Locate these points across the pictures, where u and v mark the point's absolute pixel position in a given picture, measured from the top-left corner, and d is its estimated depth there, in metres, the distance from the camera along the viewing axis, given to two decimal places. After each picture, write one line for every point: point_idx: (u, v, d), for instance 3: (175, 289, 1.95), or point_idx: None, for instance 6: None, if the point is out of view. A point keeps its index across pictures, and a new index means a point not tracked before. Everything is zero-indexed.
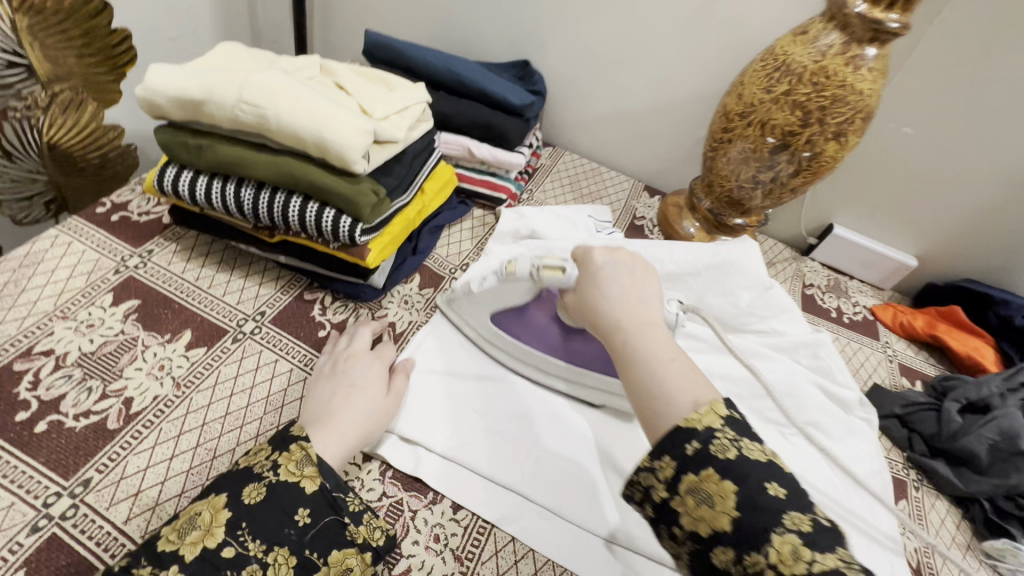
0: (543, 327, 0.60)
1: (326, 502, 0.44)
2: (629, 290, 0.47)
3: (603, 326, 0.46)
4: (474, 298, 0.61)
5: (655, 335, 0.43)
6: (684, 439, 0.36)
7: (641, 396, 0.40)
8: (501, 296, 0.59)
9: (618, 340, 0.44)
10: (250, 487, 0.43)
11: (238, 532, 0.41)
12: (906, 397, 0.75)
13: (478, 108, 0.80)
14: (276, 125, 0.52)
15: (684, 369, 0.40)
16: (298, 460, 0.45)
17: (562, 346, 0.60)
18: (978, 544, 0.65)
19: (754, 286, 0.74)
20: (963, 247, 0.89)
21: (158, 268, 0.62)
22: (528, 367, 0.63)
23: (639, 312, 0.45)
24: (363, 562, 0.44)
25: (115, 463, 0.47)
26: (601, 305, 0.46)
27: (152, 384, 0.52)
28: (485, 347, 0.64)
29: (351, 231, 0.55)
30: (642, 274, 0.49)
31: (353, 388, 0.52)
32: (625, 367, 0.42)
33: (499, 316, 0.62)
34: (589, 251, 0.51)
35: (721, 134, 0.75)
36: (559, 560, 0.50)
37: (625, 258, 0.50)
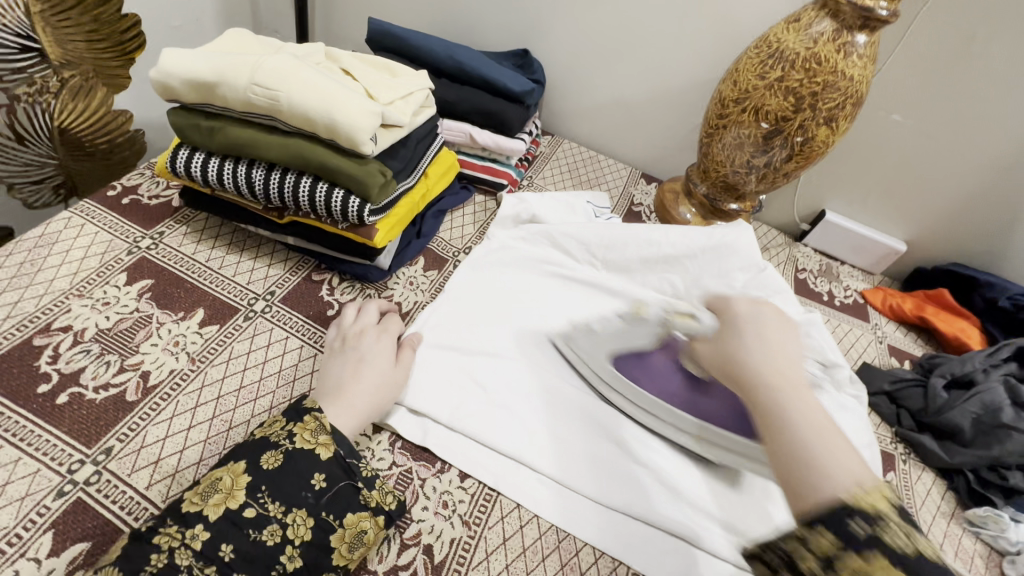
0: (665, 373, 0.60)
1: (340, 467, 0.46)
2: (775, 345, 0.45)
3: (743, 378, 0.43)
4: (597, 338, 0.65)
5: (807, 400, 0.40)
6: (846, 517, 0.32)
7: (789, 461, 0.37)
8: (626, 339, 0.64)
9: (762, 396, 0.41)
10: (268, 454, 0.45)
11: (259, 494, 0.42)
12: (895, 375, 0.77)
13: (479, 95, 0.82)
14: (287, 107, 0.54)
15: (844, 445, 0.37)
16: (312, 429, 0.47)
17: (688, 396, 0.59)
18: (962, 513, 0.67)
19: (748, 268, 0.75)
20: (950, 232, 0.92)
21: (169, 249, 0.64)
22: (648, 417, 0.60)
23: (787, 371, 0.42)
24: (376, 525, 0.46)
25: (135, 433, 0.49)
26: (744, 355, 0.44)
27: (168, 358, 0.54)
28: (601, 392, 0.62)
29: (360, 210, 0.57)
30: (788, 333, 0.47)
31: (363, 362, 0.54)
32: (768, 425, 0.39)
33: (619, 358, 0.63)
34: (731, 301, 0.49)
35: (716, 120, 0.77)
36: (563, 526, 0.53)
37: (773, 314, 0.48)
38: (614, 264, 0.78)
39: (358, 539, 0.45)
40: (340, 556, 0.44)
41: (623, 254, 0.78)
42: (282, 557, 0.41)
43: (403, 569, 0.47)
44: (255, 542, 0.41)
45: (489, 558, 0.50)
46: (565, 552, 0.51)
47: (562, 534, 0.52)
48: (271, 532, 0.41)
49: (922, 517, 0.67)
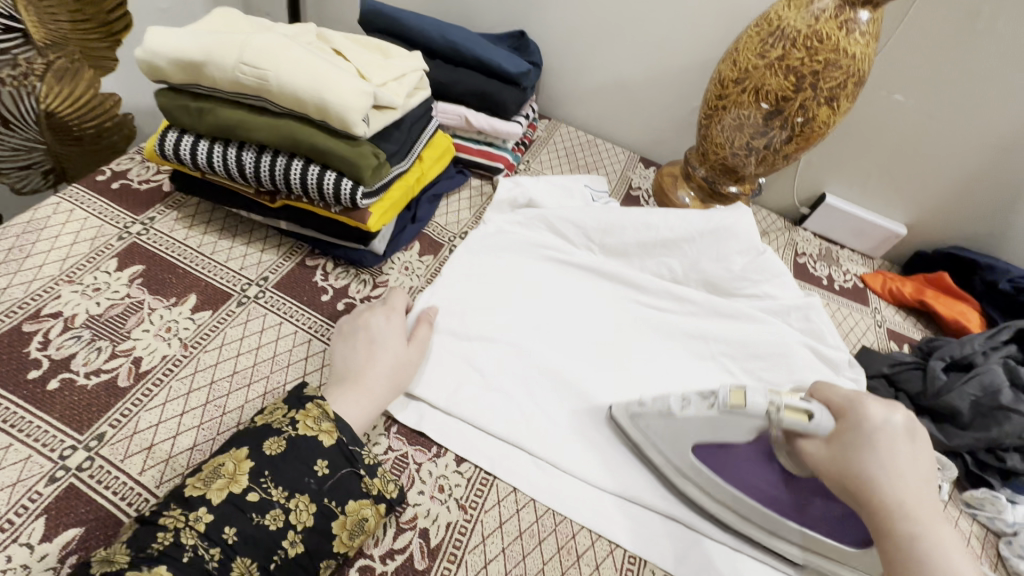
0: (762, 473, 0.50)
1: (343, 454, 0.46)
2: (911, 464, 0.44)
3: (878, 500, 0.43)
4: (675, 424, 0.52)
5: (946, 537, 0.41)
6: None
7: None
8: (717, 428, 0.50)
9: (903, 528, 0.41)
10: (270, 440, 0.44)
11: (262, 479, 0.42)
12: (894, 358, 0.77)
13: (474, 76, 0.80)
14: (277, 87, 0.52)
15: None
16: (315, 415, 0.46)
17: (795, 502, 0.49)
18: (959, 494, 0.68)
19: (748, 251, 0.76)
20: (950, 215, 0.91)
21: (160, 234, 0.63)
22: (732, 514, 0.52)
23: (923, 502, 0.42)
24: (377, 513, 0.45)
25: (127, 419, 0.48)
26: (881, 477, 0.43)
27: (160, 344, 0.54)
28: (674, 480, 0.53)
29: (353, 194, 0.56)
30: (917, 444, 0.46)
31: (376, 346, 0.54)
32: (908, 562, 0.40)
33: (701, 448, 0.51)
34: (861, 404, 0.47)
35: (715, 102, 0.76)
36: (560, 509, 0.53)
37: (904, 421, 0.46)
38: (612, 248, 0.77)
39: (359, 526, 0.44)
40: (340, 544, 0.43)
41: (621, 238, 0.77)
42: (283, 542, 0.41)
43: (400, 553, 0.47)
44: (259, 525, 0.40)
45: (486, 542, 0.49)
46: (562, 536, 0.51)
47: (559, 518, 0.52)
48: (273, 517, 0.41)
49: None
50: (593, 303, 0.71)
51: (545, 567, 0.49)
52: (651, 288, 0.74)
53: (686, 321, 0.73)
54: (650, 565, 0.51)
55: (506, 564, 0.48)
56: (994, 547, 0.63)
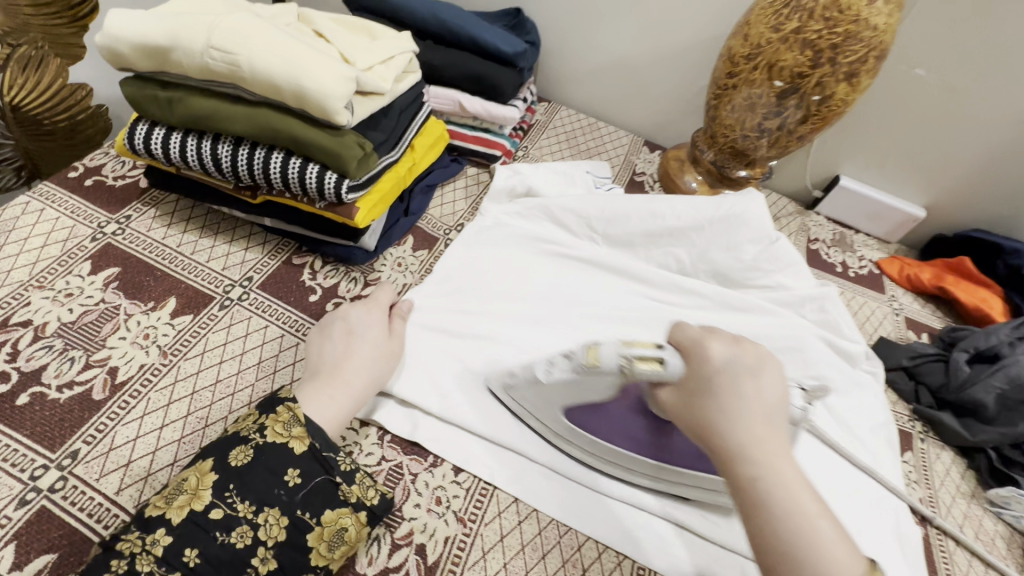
0: (626, 422, 0.50)
1: (316, 461, 0.42)
2: (754, 402, 0.40)
3: (718, 445, 0.39)
4: (542, 389, 0.50)
5: (791, 473, 0.37)
6: None
7: (773, 553, 0.35)
8: (576, 388, 0.48)
9: (743, 472, 0.38)
10: (236, 450, 0.41)
11: (226, 493, 0.39)
12: (914, 349, 0.73)
13: (468, 58, 0.75)
14: (250, 74, 0.48)
15: (835, 527, 0.35)
16: (285, 421, 0.43)
17: (657, 445, 0.49)
18: (982, 492, 0.65)
19: (760, 239, 0.71)
20: (971, 196, 0.87)
21: (137, 234, 0.59)
22: (608, 463, 0.52)
23: (768, 441, 0.38)
24: (357, 522, 0.42)
25: (103, 435, 0.45)
26: (719, 418, 0.39)
27: (138, 353, 0.50)
28: (555, 441, 0.54)
29: (337, 187, 0.52)
30: (765, 379, 0.42)
31: (357, 337, 0.51)
32: (750, 507, 0.37)
33: (574, 409, 0.51)
34: (705, 345, 0.43)
35: (725, 80, 0.71)
36: (563, 520, 0.50)
37: (749, 357, 0.42)
38: (616, 238, 0.74)
39: (338, 537, 0.41)
40: (318, 556, 0.40)
41: (626, 227, 0.73)
42: (252, 561, 0.38)
43: (395, 571, 0.45)
44: (223, 544, 0.38)
45: (486, 557, 0.47)
46: (566, 548, 0.48)
47: (563, 529, 0.50)
48: (240, 534, 0.38)
49: (941, 498, 0.64)
50: (595, 296, 0.68)
51: None
52: (656, 279, 0.71)
53: (694, 315, 0.69)
54: None
55: None
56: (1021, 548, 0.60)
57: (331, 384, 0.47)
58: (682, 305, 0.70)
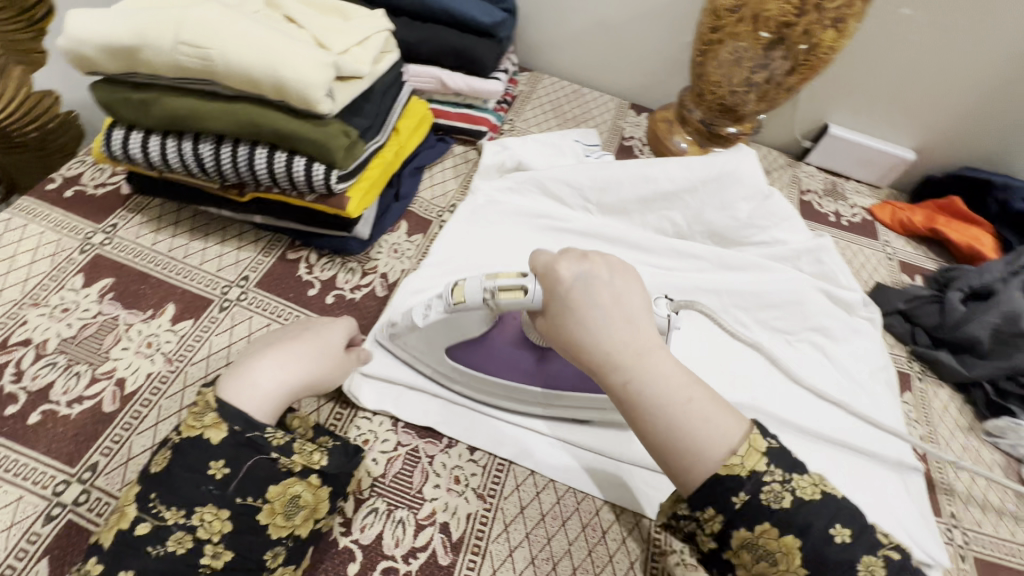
0: (511, 356, 0.52)
1: (240, 445, 0.39)
2: (612, 310, 0.41)
3: (590, 361, 0.41)
4: (421, 332, 0.51)
5: (658, 367, 0.39)
6: (730, 493, 0.37)
7: (659, 444, 0.39)
8: (452, 327, 0.50)
9: (615, 379, 0.40)
10: (157, 454, 0.40)
11: (150, 505, 0.37)
12: (908, 292, 0.74)
13: (445, 32, 0.73)
14: (224, 68, 0.46)
15: (707, 401, 0.39)
16: (198, 411, 0.41)
17: (541, 374, 0.52)
18: (979, 424, 0.67)
19: (754, 196, 0.71)
20: (959, 135, 0.87)
21: (126, 242, 0.58)
22: (501, 398, 0.54)
23: (633, 341, 0.40)
24: (311, 487, 0.41)
25: (119, 446, 0.45)
26: (585, 336, 0.41)
27: (143, 362, 0.50)
28: (446, 383, 0.55)
29: (326, 177, 0.51)
30: (620, 283, 0.42)
31: (309, 335, 0.48)
32: (630, 411, 0.40)
33: (455, 350, 0.52)
34: (552, 265, 0.43)
35: (710, 35, 0.70)
36: (578, 488, 0.52)
37: (597, 267, 0.42)
38: (610, 206, 0.73)
39: (293, 504, 0.40)
40: (277, 529, 0.39)
41: (619, 194, 0.73)
42: (201, 560, 0.36)
43: (422, 551, 0.46)
44: (158, 558, 0.36)
45: (509, 529, 0.48)
46: (584, 513, 0.50)
47: (580, 496, 0.51)
48: (177, 541, 0.36)
49: (941, 434, 0.66)
50: None
51: (571, 547, 0.48)
52: (653, 245, 0.71)
53: (693, 277, 0.70)
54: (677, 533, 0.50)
55: (531, 549, 0.47)
56: (1017, 474, 0.63)
57: (254, 366, 0.44)
58: (681, 270, 0.71)
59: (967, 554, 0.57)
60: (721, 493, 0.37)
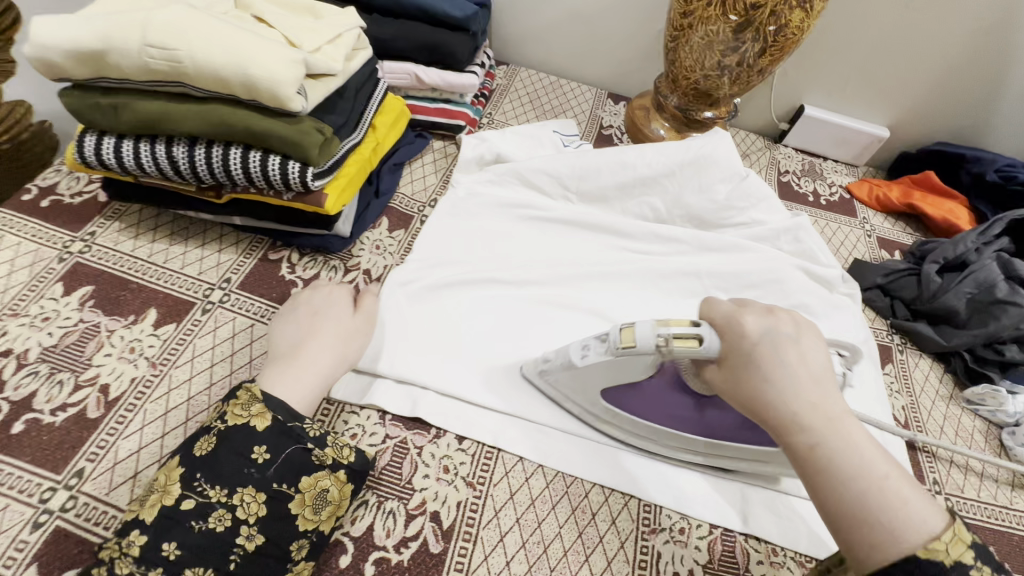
0: (671, 405, 0.50)
1: (283, 434, 0.42)
2: (804, 370, 0.40)
3: (772, 418, 0.39)
4: (577, 372, 0.50)
5: (851, 435, 0.37)
6: (927, 575, 0.32)
7: (843, 514, 0.35)
8: (614, 371, 0.48)
9: (801, 441, 0.38)
10: (201, 439, 0.41)
11: (196, 484, 0.39)
12: (887, 266, 0.76)
13: (417, 27, 0.73)
14: (193, 68, 0.46)
15: (907, 484, 0.35)
16: (243, 402, 0.43)
17: (703, 425, 0.50)
18: (960, 393, 0.68)
19: (730, 177, 0.72)
20: (930, 110, 0.89)
21: (106, 249, 0.58)
22: (657, 445, 0.53)
23: (822, 403, 0.38)
24: (337, 482, 0.43)
25: (106, 450, 0.45)
26: (770, 391, 0.39)
27: (127, 367, 0.50)
28: (597, 423, 0.54)
29: (302, 175, 0.51)
30: (809, 346, 0.41)
31: (320, 316, 0.52)
32: (815, 477, 0.37)
33: (610, 391, 0.51)
34: (737, 318, 0.43)
35: (681, 21, 0.71)
36: (568, 471, 0.52)
37: (782, 325, 0.42)
38: (590, 194, 0.74)
39: (321, 499, 0.42)
40: (304, 521, 0.41)
41: (598, 182, 0.73)
42: (238, 538, 0.39)
43: (413, 540, 0.46)
44: (202, 532, 0.38)
45: (499, 515, 0.49)
46: (574, 496, 0.51)
47: (569, 480, 0.52)
48: (218, 518, 0.38)
49: (922, 404, 0.67)
50: (573, 255, 0.69)
51: (561, 530, 0.49)
52: (633, 230, 0.72)
53: (674, 260, 0.70)
54: (665, 511, 0.51)
55: (522, 533, 0.48)
56: (996, 438, 0.65)
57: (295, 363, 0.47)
58: (662, 253, 0.71)
59: None
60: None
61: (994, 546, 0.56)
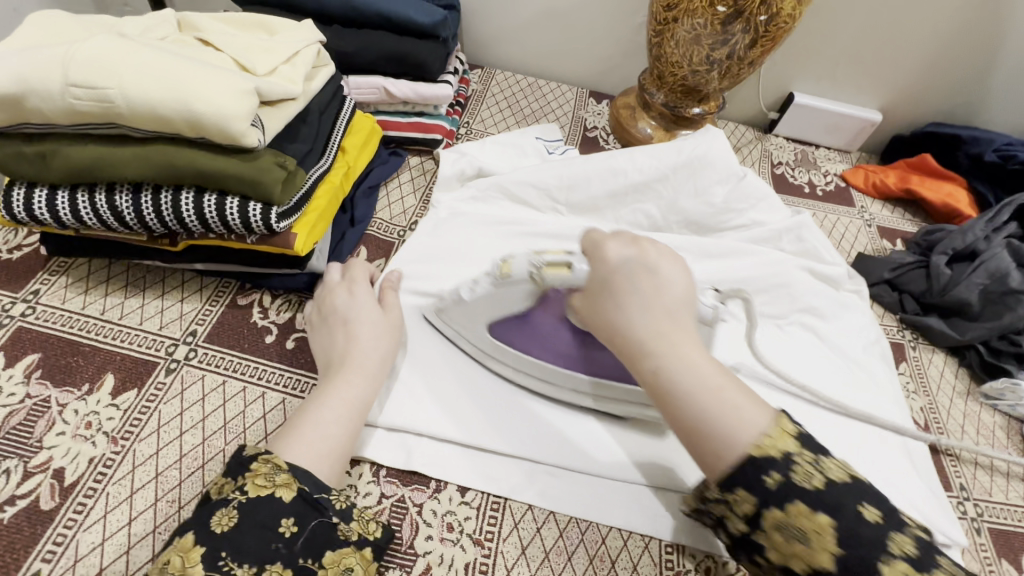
0: (553, 335, 0.51)
1: (308, 505, 0.39)
2: (654, 298, 0.40)
3: (624, 346, 0.40)
4: (466, 308, 0.51)
5: (690, 354, 0.38)
6: (761, 471, 0.34)
7: (687, 429, 0.37)
8: (496, 303, 0.50)
9: (646, 367, 0.39)
10: (218, 514, 0.37)
11: (221, 562, 0.34)
12: (894, 261, 0.72)
13: (383, 37, 0.68)
14: (127, 107, 0.41)
15: (741, 393, 0.37)
16: (266, 472, 0.39)
17: (583, 358, 0.51)
18: (977, 387, 0.66)
19: (727, 178, 0.68)
20: (923, 90, 0.86)
21: (52, 310, 0.52)
22: (541, 381, 0.54)
23: (667, 327, 0.39)
24: (363, 560, 0.39)
25: (64, 548, 0.40)
26: (622, 319, 0.40)
27: (83, 446, 0.45)
28: (485, 359, 0.56)
29: (265, 217, 0.46)
30: (666, 274, 0.42)
31: (351, 321, 0.50)
32: (662, 398, 0.38)
33: (497, 325, 0.52)
34: (602, 245, 0.43)
35: (665, 14, 0.66)
36: (581, 517, 0.48)
37: (644, 252, 0.42)
38: (580, 206, 0.69)
39: None
40: None
41: (588, 192, 0.69)
42: None
43: None
44: None
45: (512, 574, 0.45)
46: (590, 544, 0.47)
47: (584, 526, 0.48)
48: None
49: (940, 403, 0.64)
50: None
51: None
52: None
53: None
54: (690, 551, 0.47)
55: None
56: (1019, 434, 0.62)
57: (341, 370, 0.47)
58: None
59: (981, 526, 0.55)
60: (753, 475, 0.34)
61: None
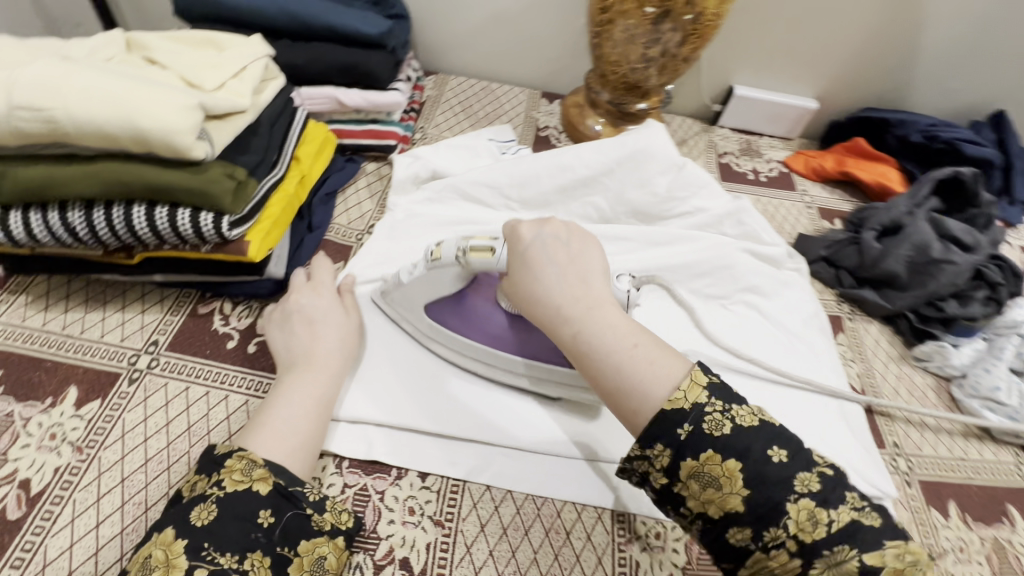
0: (487, 315, 0.54)
1: (284, 497, 0.41)
2: (567, 271, 0.45)
3: (544, 316, 0.44)
4: (405, 291, 0.55)
5: (603, 317, 0.43)
6: (675, 425, 0.38)
7: (609, 386, 0.42)
8: (432, 286, 0.53)
9: (566, 332, 0.43)
10: (197, 508, 0.38)
11: (205, 552, 0.36)
12: (829, 238, 0.77)
13: (331, 48, 0.70)
14: (73, 127, 0.43)
15: (651, 348, 0.42)
16: (243, 466, 0.41)
17: (517, 338, 0.54)
18: (908, 352, 0.70)
19: (668, 169, 0.72)
20: (853, 77, 0.91)
21: (13, 328, 0.54)
22: (481, 365, 0.57)
23: (582, 295, 0.44)
24: (336, 548, 0.42)
25: (32, 553, 0.41)
26: (540, 291, 0.44)
27: (49, 456, 0.46)
28: (426, 342, 0.59)
29: (217, 225, 0.48)
30: (577, 250, 0.47)
31: (315, 321, 0.53)
32: (583, 360, 0.43)
33: (434, 307, 0.56)
34: (516, 228, 0.47)
35: (600, 16, 0.70)
36: (537, 494, 0.51)
37: (556, 231, 0.47)
38: (532, 201, 0.72)
39: (318, 565, 0.41)
40: None
41: (539, 188, 0.72)
42: None
43: None
44: None
45: (472, 550, 0.47)
46: (546, 518, 0.50)
47: (540, 502, 0.51)
48: None
49: (875, 368, 0.69)
50: None
51: (536, 555, 0.47)
52: None
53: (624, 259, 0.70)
54: (640, 518, 0.50)
55: (496, 566, 0.46)
56: (947, 392, 0.67)
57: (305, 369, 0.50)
58: (611, 253, 0.71)
59: (913, 479, 0.59)
60: (668, 429, 0.38)
61: (954, 500, 0.58)
